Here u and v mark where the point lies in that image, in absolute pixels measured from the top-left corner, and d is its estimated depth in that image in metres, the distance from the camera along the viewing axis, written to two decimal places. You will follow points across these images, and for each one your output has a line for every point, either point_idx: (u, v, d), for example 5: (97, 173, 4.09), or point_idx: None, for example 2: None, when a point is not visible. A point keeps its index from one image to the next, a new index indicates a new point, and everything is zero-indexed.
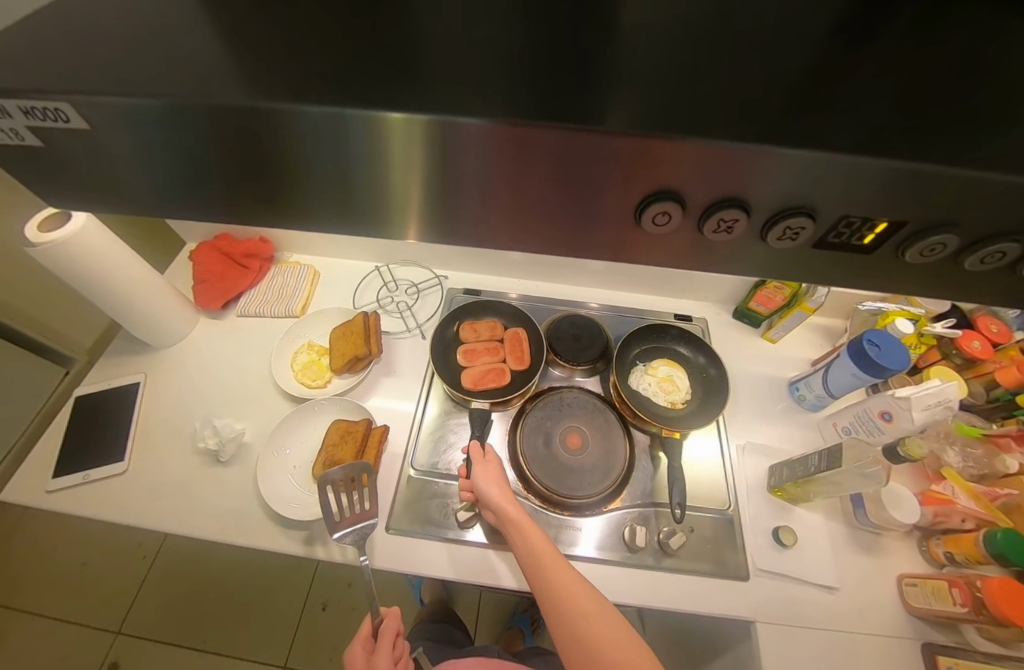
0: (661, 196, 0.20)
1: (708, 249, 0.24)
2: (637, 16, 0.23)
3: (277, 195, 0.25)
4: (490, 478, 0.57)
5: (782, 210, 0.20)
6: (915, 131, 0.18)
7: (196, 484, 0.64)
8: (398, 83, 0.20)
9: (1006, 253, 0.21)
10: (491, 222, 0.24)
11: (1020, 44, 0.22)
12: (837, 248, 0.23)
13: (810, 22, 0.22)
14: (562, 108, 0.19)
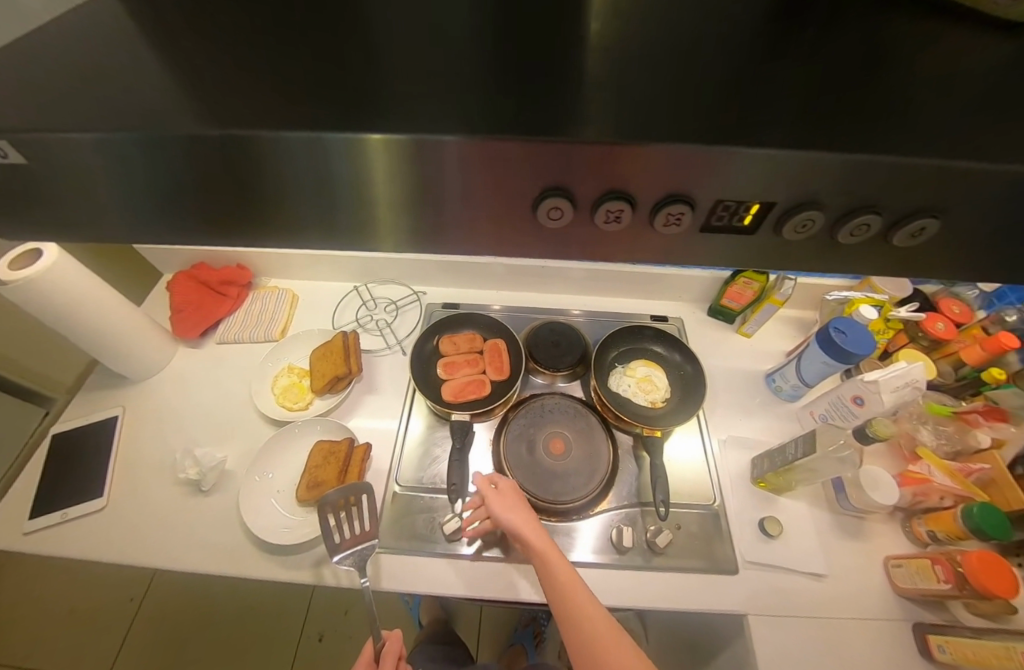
0: (555, 191, 0.23)
1: (615, 239, 0.26)
2: (562, 39, 0.25)
3: (257, 220, 0.27)
4: (508, 506, 0.55)
5: (666, 197, 0.23)
6: (801, 125, 0.21)
7: (178, 516, 0.63)
8: (342, 109, 0.22)
9: (871, 223, 0.23)
10: (476, 228, 0.26)
11: (900, 42, 0.25)
12: (722, 229, 0.25)
13: (712, 35, 0.25)
14: (531, 120, 0.21)
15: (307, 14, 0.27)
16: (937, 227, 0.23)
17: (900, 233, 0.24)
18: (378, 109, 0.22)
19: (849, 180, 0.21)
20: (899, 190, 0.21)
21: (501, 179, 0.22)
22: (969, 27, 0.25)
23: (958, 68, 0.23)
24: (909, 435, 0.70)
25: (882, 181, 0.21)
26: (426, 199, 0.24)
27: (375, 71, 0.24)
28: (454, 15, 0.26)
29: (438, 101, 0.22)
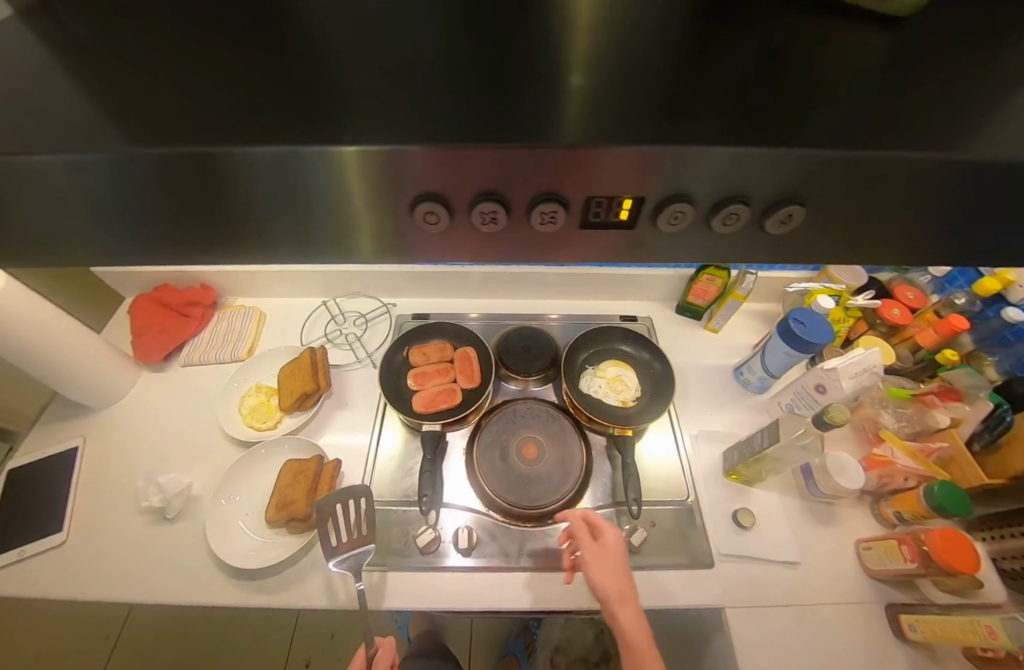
0: (427, 196, 0.24)
1: (493, 240, 0.28)
2: (475, 55, 0.26)
3: (235, 244, 0.27)
4: (604, 566, 0.51)
5: (539, 195, 0.25)
6: (693, 125, 0.23)
7: (142, 547, 0.61)
8: (262, 126, 0.23)
9: (739, 213, 0.26)
10: (448, 239, 0.27)
11: (794, 46, 0.27)
12: (599, 225, 0.27)
13: (621, 46, 0.27)
14: (491, 130, 0.23)
15: (230, 34, 0.28)
16: (803, 214, 0.26)
17: (772, 219, 0.26)
18: (301, 125, 0.23)
19: (733, 172, 0.24)
20: (756, 176, 0.24)
21: (383, 182, 0.24)
22: (847, 33, 0.27)
23: (842, 70, 0.25)
24: (872, 419, 0.72)
25: (746, 169, 0.23)
26: (341, 207, 0.25)
27: (294, 88, 0.25)
28: (376, 35, 0.28)
29: (359, 118, 0.23)
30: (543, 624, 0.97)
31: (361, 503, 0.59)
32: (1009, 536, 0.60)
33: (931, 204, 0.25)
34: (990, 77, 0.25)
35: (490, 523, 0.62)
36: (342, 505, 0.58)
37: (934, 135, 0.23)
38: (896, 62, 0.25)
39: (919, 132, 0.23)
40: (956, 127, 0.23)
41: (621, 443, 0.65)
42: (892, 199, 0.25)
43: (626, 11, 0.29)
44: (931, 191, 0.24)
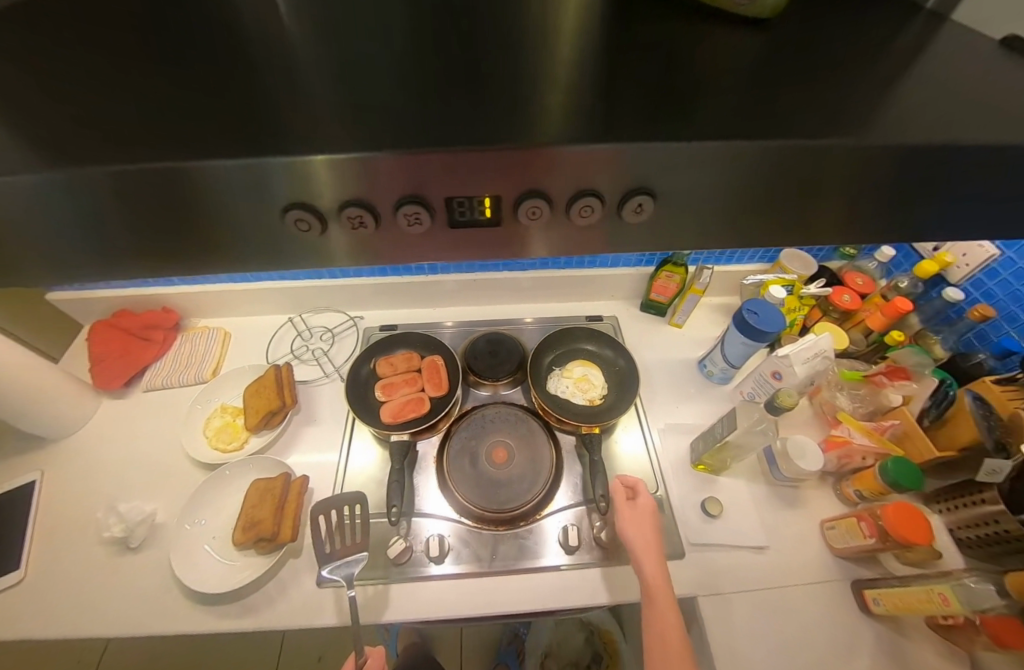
0: (296, 205, 0.25)
1: (373, 242, 0.29)
2: (388, 68, 0.27)
3: (208, 253, 0.28)
4: (636, 522, 0.57)
5: (399, 198, 0.25)
6: (593, 124, 0.24)
7: (102, 581, 0.59)
8: (169, 141, 0.23)
9: (593, 206, 0.27)
10: (415, 241, 0.29)
11: (687, 51, 0.29)
12: (468, 223, 0.28)
13: (530, 56, 0.28)
14: (446, 134, 0.24)
15: (142, 55, 0.28)
16: (654, 204, 0.27)
17: (624, 207, 0.27)
18: (212, 138, 0.24)
19: (606, 167, 0.24)
20: (603, 171, 0.25)
21: (255, 195, 0.24)
22: (733, 42, 0.29)
23: (729, 73, 0.27)
24: (830, 402, 0.74)
25: (598, 165, 0.24)
26: (232, 218, 0.26)
27: (204, 105, 0.25)
28: (296, 52, 0.29)
29: (267, 131, 0.24)
30: (532, 629, 0.97)
31: (356, 511, 0.60)
32: (961, 505, 0.62)
33: (833, 192, 0.27)
34: (865, 74, 0.27)
35: (463, 529, 0.62)
36: (336, 512, 0.60)
37: (820, 125, 0.24)
38: (775, 65, 0.28)
39: (811, 120, 0.25)
40: (837, 118, 0.25)
41: (588, 439, 0.67)
42: (798, 187, 0.26)
43: (534, 27, 0.30)
44: (829, 177, 0.26)
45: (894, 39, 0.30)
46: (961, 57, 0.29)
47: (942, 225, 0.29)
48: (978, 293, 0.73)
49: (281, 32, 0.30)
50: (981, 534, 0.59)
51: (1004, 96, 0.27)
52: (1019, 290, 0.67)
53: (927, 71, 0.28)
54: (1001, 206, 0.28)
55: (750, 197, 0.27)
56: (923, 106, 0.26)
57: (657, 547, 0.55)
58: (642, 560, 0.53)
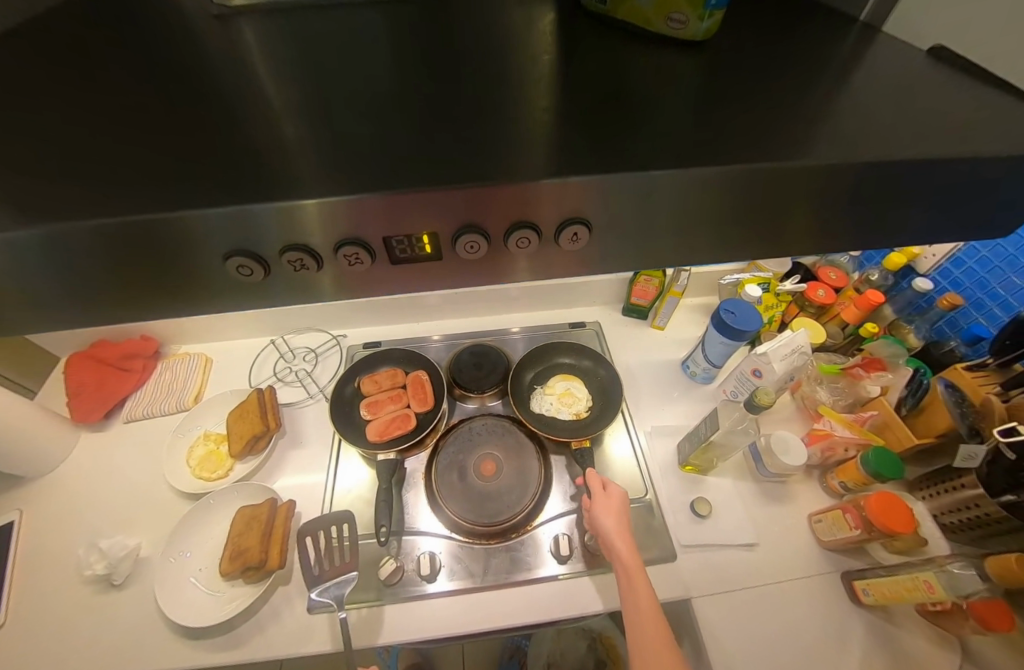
0: (237, 253, 0.25)
1: (316, 282, 0.29)
2: (347, 107, 0.28)
3: (186, 292, 0.28)
4: (610, 513, 0.57)
5: (337, 240, 0.26)
6: (543, 158, 0.25)
7: (83, 621, 0.57)
8: (126, 189, 0.23)
9: (530, 238, 0.27)
10: (382, 274, 0.29)
11: (634, 77, 0.30)
12: (410, 259, 0.28)
13: (484, 87, 0.29)
14: (417, 174, 0.24)
15: (100, 97, 0.28)
16: (589, 234, 0.27)
17: (561, 236, 0.27)
18: (170, 183, 0.24)
19: (547, 201, 0.25)
20: (539, 205, 0.25)
21: (196, 244, 0.25)
22: (682, 65, 0.31)
23: (673, 96, 0.28)
24: (810, 396, 0.76)
25: (534, 200, 0.25)
26: (175, 266, 0.26)
27: (162, 150, 0.25)
28: (257, 89, 0.29)
29: (216, 180, 0.24)
30: (533, 639, 0.95)
31: (344, 529, 0.60)
32: (943, 491, 0.63)
33: (787, 209, 0.27)
34: (805, 91, 0.29)
35: (454, 546, 0.62)
36: (323, 533, 0.59)
37: (765, 145, 0.25)
38: (722, 87, 0.29)
39: (757, 139, 0.26)
40: (780, 136, 0.26)
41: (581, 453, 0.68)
42: (751, 204, 0.27)
43: (491, 60, 0.31)
44: (778, 194, 0.26)
45: (835, 56, 0.32)
46: (898, 70, 0.30)
47: (893, 231, 0.30)
48: (946, 283, 0.75)
49: (242, 72, 0.31)
50: (964, 518, 0.60)
51: (937, 106, 0.28)
52: (984, 278, 0.69)
53: (865, 85, 0.29)
54: (947, 211, 0.29)
55: (704, 218, 0.27)
56: (864, 120, 0.27)
57: (629, 536, 0.54)
58: (617, 544, 0.53)
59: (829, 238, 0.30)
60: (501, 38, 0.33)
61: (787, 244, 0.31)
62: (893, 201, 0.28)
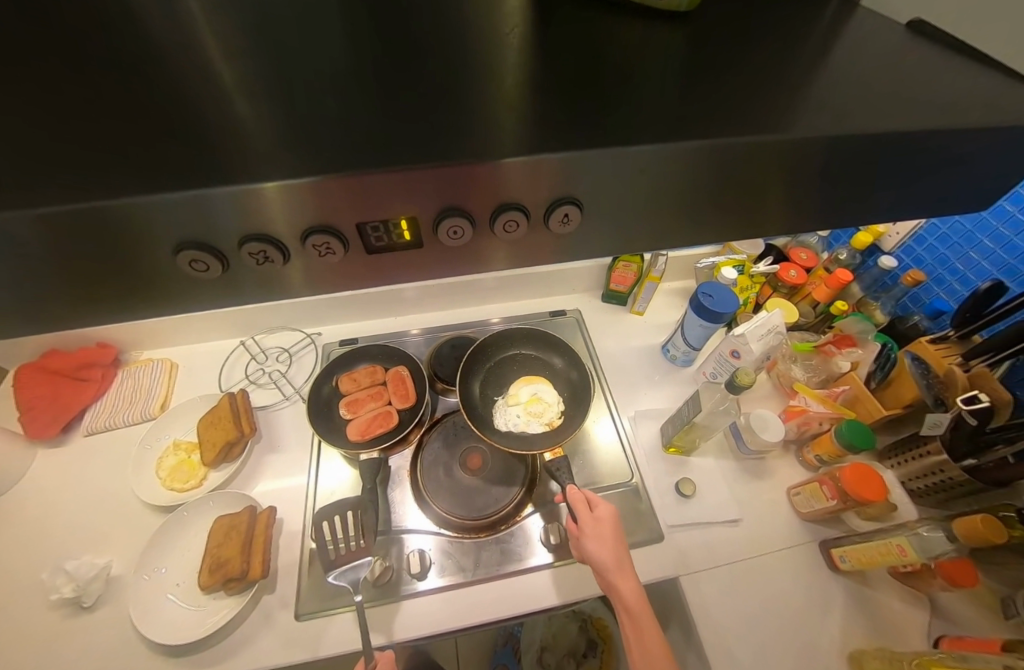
0: (192, 245, 0.23)
1: (284, 276, 0.27)
2: (305, 83, 0.26)
3: (138, 292, 0.26)
4: (602, 539, 0.52)
5: (304, 229, 0.24)
6: (525, 135, 0.23)
7: (52, 647, 0.53)
8: (59, 177, 0.21)
9: (518, 221, 0.26)
10: (356, 266, 0.27)
11: (610, 50, 0.29)
12: (388, 248, 0.27)
13: (454, 62, 0.28)
14: (392, 153, 0.22)
15: (21, 75, 0.25)
16: (581, 214, 0.26)
17: (552, 218, 0.26)
18: (112, 169, 0.21)
19: (527, 180, 0.24)
20: (519, 183, 0.24)
21: (142, 236, 0.22)
22: (662, 39, 0.30)
23: (651, 69, 0.27)
24: (786, 374, 0.78)
25: (512, 180, 0.23)
26: (117, 262, 0.23)
27: (98, 131, 0.23)
28: (203, 64, 0.27)
29: (164, 162, 0.22)
30: (524, 627, 0.95)
31: (357, 514, 0.60)
32: (910, 458, 0.65)
33: (766, 186, 0.27)
34: (782, 63, 0.28)
35: (444, 542, 0.61)
36: (339, 518, 0.59)
37: (752, 119, 0.25)
38: (703, 59, 0.28)
39: (738, 113, 0.25)
40: (760, 109, 0.25)
41: (557, 466, 0.61)
42: (735, 181, 0.26)
43: (456, 32, 0.30)
44: (763, 170, 0.26)
45: (811, 30, 0.31)
46: (871, 44, 0.30)
47: (866, 209, 0.30)
48: (909, 260, 0.78)
49: (188, 44, 0.28)
50: (929, 483, 0.63)
51: (909, 78, 0.28)
52: (944, 253, 0.72)
53: (840, 58, 0.29)
54: (921, 187, 0.29)
55: (687, 197, 0.27)
56: (844, 92, 0.26)
57: (626, 558, 0.52)
58: (616, 580, 0.50)
59: (809, 216, 0.30)
60: (468, 10, 0.32)
61: (768, 223, 0.30)
62: (867, 177, 0.28)
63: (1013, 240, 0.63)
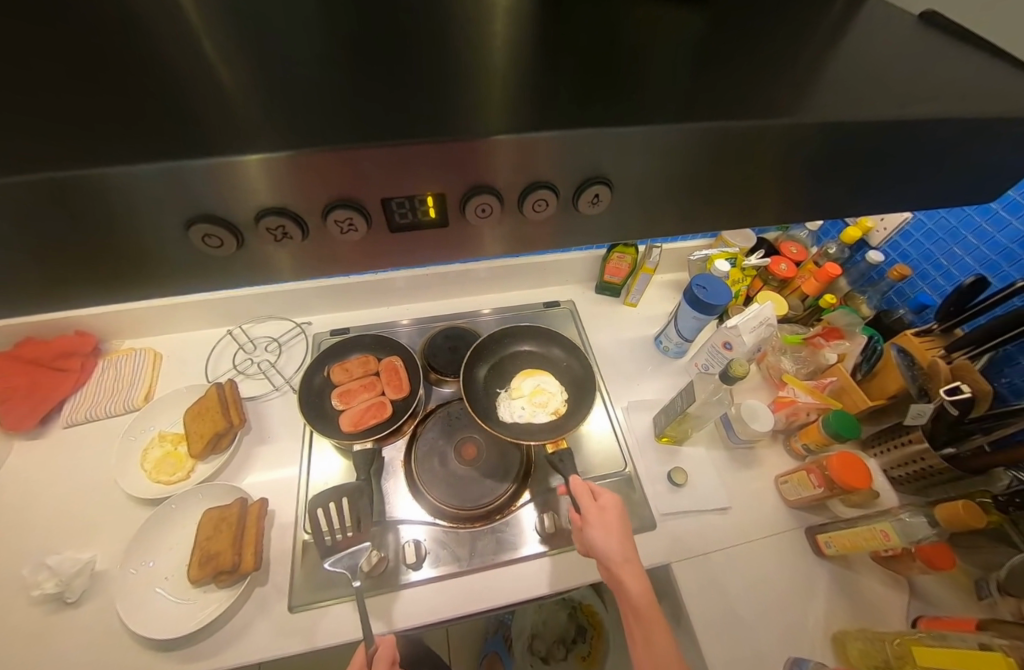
0: (207, 218, 0.22)
1: (300, 255, 0.26)
2: (296, 57, 0.25)
3: (122, 276, 0.25)
4: (609, 531, 0.52)
5: (328, 202, 0.23)
6: (517, 114, 0.23)
7: (33, 642, 0.52)
8: (36, 146, 0.19)
9: (547, 199, 0.26)
10: (380, 245, 0.26)
11: (613, 32, 0.28)
12: (413, 227, 0.26)
13: (453, 40, 0.27)
14: (417, 124, 0.22)
15: None
16: (610, 194, 0.26)
17: (581, 198, 0.26)
18: (94, 140, 0.20)
19: (528, 161, 0.23)
20: (529, 163, 0.23)
21: (137, 211, 0.21)
22: (667, 21, 0.29)
23: (654, 52, 0.27)
24: (776, 366, 0.79)
25: (509, 159, 0.23)
26: (112, 237, 0.22)
27: (71, 102, 0.21)
28: (186, 32, 0.25)
29: (150, 133, 0.21)
30: (515, 614, 0.97)
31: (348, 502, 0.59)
32: (892, 447, 0.67)
33: (765, 174, 0.27)
34: (784, 50, 0.28)
35: (439, 533, 0.61)
36: (334, 505, 0.58)
37: (759, 103, 0.24)
38: (706, 43, 0.28)
39: (741, 97, 0.25)
40: (763, 93, 0.25)
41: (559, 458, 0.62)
42: (741, 167, 0.26)
43: (453, 7, 0.29)
44: (767, 156, 0.26)
45: (814, 16, 0.31)
46: (872, 33, 0.30)
47: (863, 200, 0.31)
48: (895, 255, 0.79)
49: (169, 10, 0.26)
50: (910, 470, 0.65)
51: (909, 67, 0.28)
52: (929, 248, 0.74)
53: (842, 46, 0.29)
54: (918, 177, 0.29)
55: (692, 182, 0.27)
56: (845, 80, 0.26)
57: (632, 549, 0.52)
58: (623, 574, 0.49)
59: (811, 205, 0.30)
60: None
61: (769, 211, 0.30)
62: (866, 167, 0.28)
63: (996, 236, 0.64)
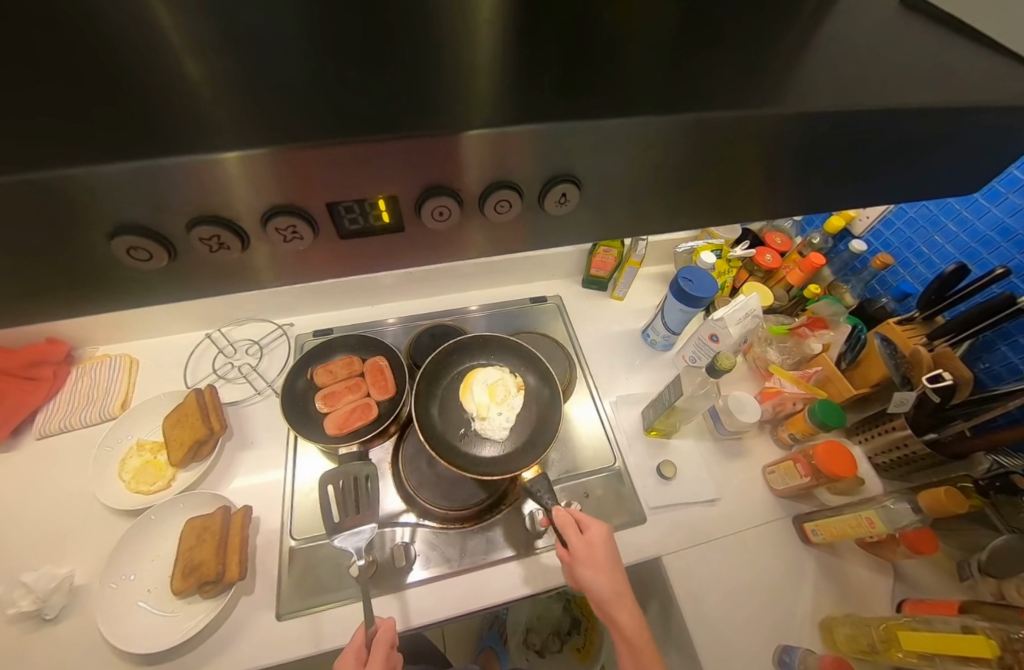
0: (124, 229, 0.20)
1: (241, 265, 0.24)
2: (256, 49, 0.23)
3: (69, 287, 0.23)
4: (596, 567, 0.51)
5: (266, 210, 0.22)
6: (490, 108, 0.22)
7: (9, 662, 0.50)
8: None
9: (511, 200, 0.24)
10: (329, 252, 0.25)
11: (590, 21, 0.27)
12: (365, 233, 0.25)
13: (426, 30, 0.26)
14: (382, 121, 0.21)
15: None
16: (578, 193, 0.25)
17: (546, 198, 0.25)
18: (32, 138, 0.19)
19: (495, 157, 0.22)
20: (495, 161, 0.22)
21: (87, 215, 0.19)
22: (646, 7, 0.28)
23: (633, 41, 0.26)
24: (761, 356, 0.80)
25: (472, 157, 0.22)
26: (51, 247, 0.20)
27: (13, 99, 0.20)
28: (137, 22, 0.24)
29: (97, 132, 0.19)
30: (510, 610, 0.97)
31: (339, 485, 0.58)
32: (877, 433, 0.67)
33: (749, 166, 0.26)
34: (765, 37, 0.27)
35: (427, 534, 0.60)
36: (347, 482, 0.59)
37: (740, 94, 0.24)
38: (685, 33, 0.27)
39: (723, 86, 0.24)
40: (745, 82, 0.24)
41: (536, 487, 0.56)
42: (722, 159, 0.25)
43: None
44: (748, 148, 0.25)
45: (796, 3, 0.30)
46: (855, 20, 0.30)
47: (847, 194, 0.30)
48: (878, 243, 0.80)
49: None
50: (894, 457, 0.65)
51: (893, 55, 0.27)
52: (910, 237, 0.74)
53: (823, 34, 0.28)
54: (902, 169, 0.29)
55: (673, 177, 0.26)
56: (828, 67, 0.26)
57: (625, 584, 0.51)
58: (612, 607, 0.50)
59: (794, 197, 0.30)
60: None
61: (754, 206, 0.30)
62: (850, 159, 0.27)
63: (976, 223, 0.65)
